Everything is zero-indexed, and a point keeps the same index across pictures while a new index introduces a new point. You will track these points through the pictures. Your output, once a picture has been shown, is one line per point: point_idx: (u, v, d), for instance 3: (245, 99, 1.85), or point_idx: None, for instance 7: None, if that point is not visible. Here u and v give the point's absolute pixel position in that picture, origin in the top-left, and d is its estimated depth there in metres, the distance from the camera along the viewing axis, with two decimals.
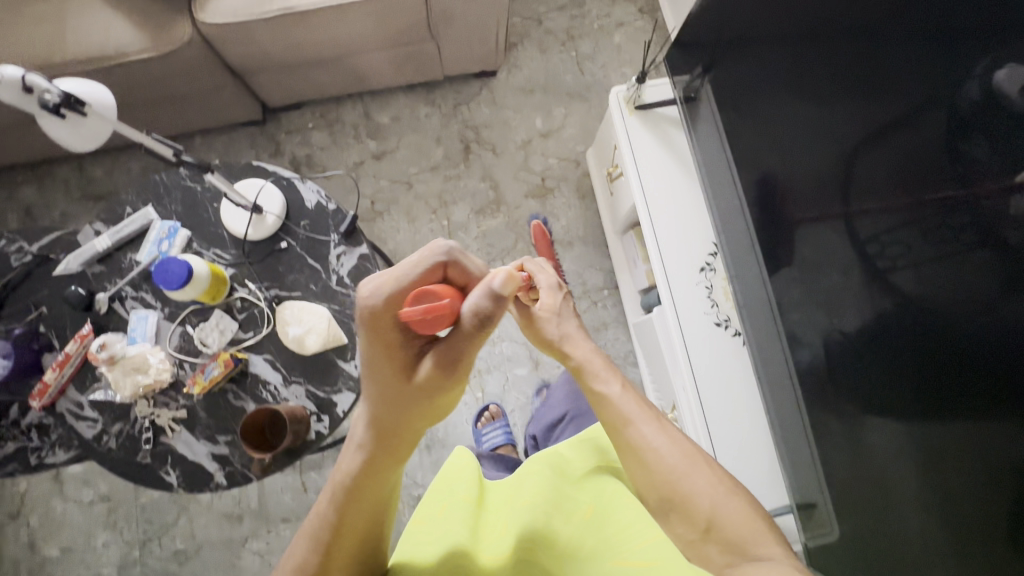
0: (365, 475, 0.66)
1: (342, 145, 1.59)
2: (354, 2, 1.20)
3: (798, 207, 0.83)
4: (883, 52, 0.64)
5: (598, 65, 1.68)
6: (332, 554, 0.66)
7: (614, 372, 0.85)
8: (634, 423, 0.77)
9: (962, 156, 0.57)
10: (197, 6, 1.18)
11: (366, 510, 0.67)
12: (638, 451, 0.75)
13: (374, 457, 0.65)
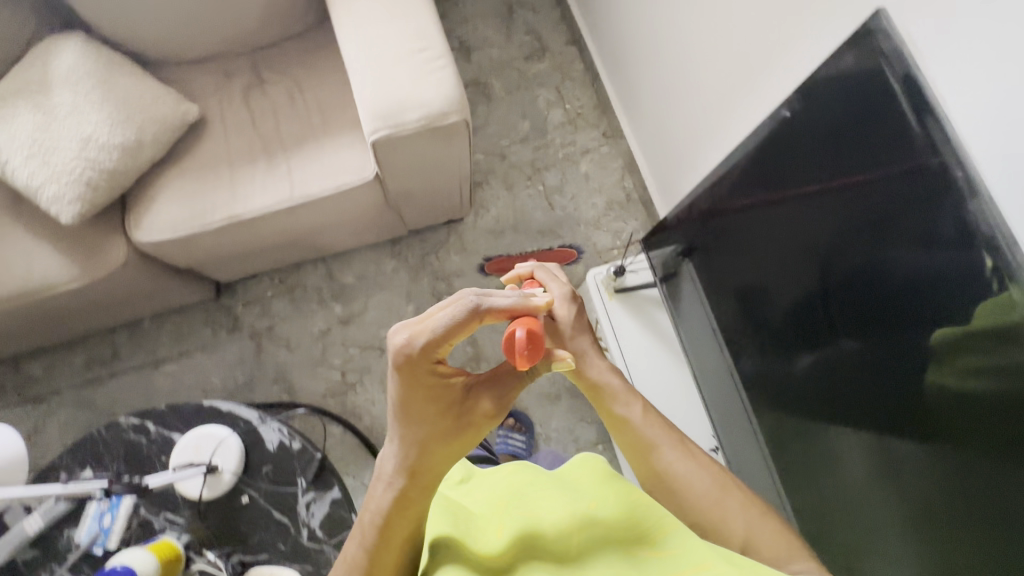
0: (395, 527, 0.57)
1: (305, 312, 1.49)
2: (303, 202, 1.12)
3: (786, 388, 0.72)
4: (844, 162, 0.55)
5: (567, 198, 1.63)
6: None
7: (633, 392, 0.71)
8: (662, 450, 0.67)
9: (937, 283, 0.47)
10: (133, 224, 1.09)
11: (395, 552, 0.57)
12: (654, 466, 0.67)
13: (407, 509, 0.57)
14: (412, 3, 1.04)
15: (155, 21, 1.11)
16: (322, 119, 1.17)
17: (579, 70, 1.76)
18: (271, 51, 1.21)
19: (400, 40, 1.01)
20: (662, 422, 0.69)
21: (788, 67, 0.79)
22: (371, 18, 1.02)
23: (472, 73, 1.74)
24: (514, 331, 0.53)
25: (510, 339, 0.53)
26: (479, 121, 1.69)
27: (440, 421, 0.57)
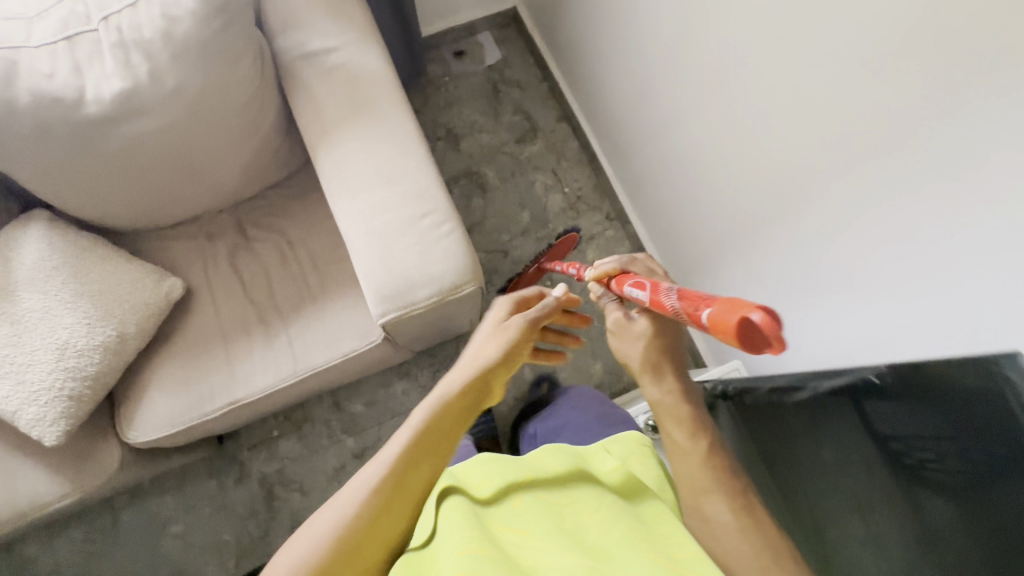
0: (411, 471, 0.57)
1: (315, 449, 1.40)
2: (309, 375, 1.03)
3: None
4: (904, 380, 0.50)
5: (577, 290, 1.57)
6: (380, 506, 0.55)
7: (694, 425, 0.63)
8: (710, 470, 0.59)
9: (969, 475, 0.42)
10: (123, 422, 1.00)
11: (419, 471, 0.58)
12: (698, 502, 0.58)
13: (431, 456, 0.58)
14: (408, 160, 0.95)
15: (123, 201, 0.98)
16: (318, 277, 1.07)
17: (574, 148, 1.68)
18: (254, 203, 1.11)
19: (401, 204, 0.93)
20: (722, 463, 0.61)
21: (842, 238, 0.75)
22: (367, 182, 0.94)
23: (462, 163, 1.65)
24: (749, 308, 0.44)
25: (740, 316, 0.44)
26: (476, 216, 1.60)
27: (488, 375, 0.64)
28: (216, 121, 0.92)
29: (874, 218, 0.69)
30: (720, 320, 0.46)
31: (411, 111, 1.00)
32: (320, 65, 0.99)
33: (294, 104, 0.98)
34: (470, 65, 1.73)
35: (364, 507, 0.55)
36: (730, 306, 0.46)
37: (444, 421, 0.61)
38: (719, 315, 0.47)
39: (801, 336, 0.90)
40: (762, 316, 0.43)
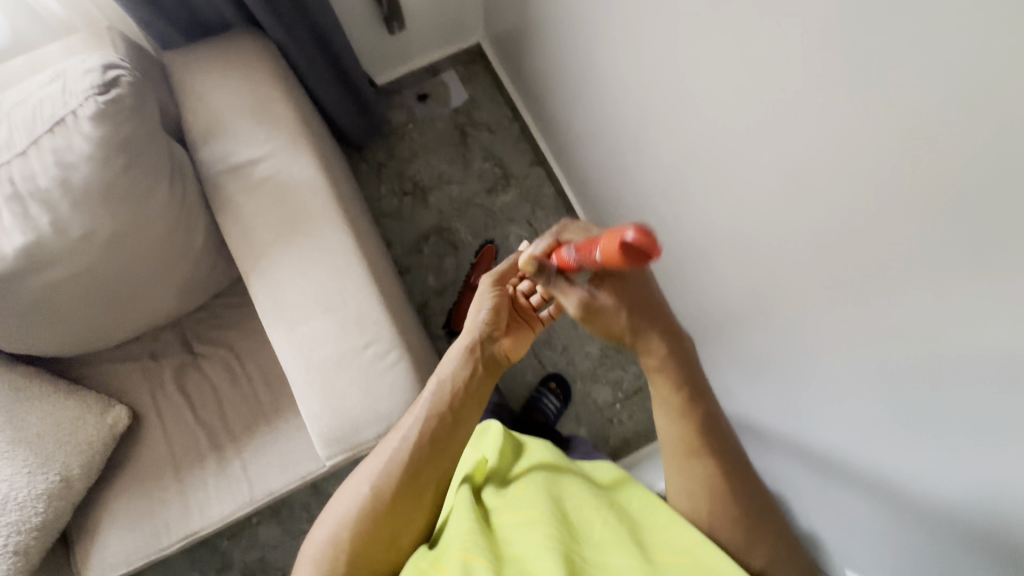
0: (420, 451, 0.73)
1: (296, 534, 1.37)
2: (267, 501, 0.98)
3: None
4: None
5: (559, 350, 1.50)
6: (414, 473, 0.72)
7: (677, 383, 0.73)
8: (682, 432, 0.73)
9: None
10: (80, 560, 0.96)
11: (439, 440, 0.73)
12: (671, 455, 0.74)
13: (433, 439, 0.73)
14: (348, 282, 0.87)
15: (58, 342, 0.92)
16: (271, 394, 1.02)
17: (550, 195, 1.58)
18: (200, 315, 1.05)
19: (342, 334, 0.86)
20: (696, 421, 0.73)
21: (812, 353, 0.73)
22: (306, 311, 0.87)
23: (432, 219, 1.56)
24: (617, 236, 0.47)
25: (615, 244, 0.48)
26: (450, 276, 1.52)
27: (473, 362, 0.76)
28: (137, 258, 0.85)
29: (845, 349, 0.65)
30: (610, 251, 0.49)
31: (352, 222, 0.92)
32: (248, 179, 0.90)
33: (222, 225, 0.90)
34: (435, 108, 1.62)
35: (405, 475, 0.72)
36: (612, 237, 0.49)
37: (440, 409, 0.74)
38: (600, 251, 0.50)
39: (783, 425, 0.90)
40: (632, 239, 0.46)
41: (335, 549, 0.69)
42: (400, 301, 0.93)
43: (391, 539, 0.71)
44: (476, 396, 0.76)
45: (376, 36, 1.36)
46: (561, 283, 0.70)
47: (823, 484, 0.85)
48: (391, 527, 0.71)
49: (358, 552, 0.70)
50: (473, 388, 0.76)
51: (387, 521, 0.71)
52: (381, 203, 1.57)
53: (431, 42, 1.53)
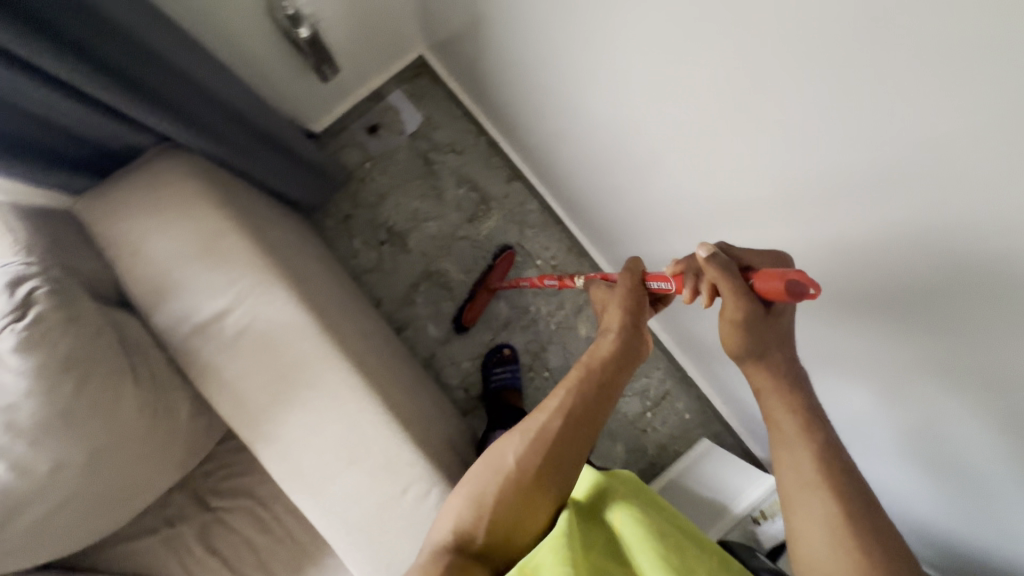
0: (559, 437, 0.65)
1: None
2: None
3: None
4: None
5: None
6: (561, 458, 0.64)
7: (810, 430, 0.58)
8: (801, 474, 0.57)
9: None
10: None
11: (590, 422, 0.66)
12: (778, 480, 0.59)
13: (569, 421, 0.66)
14: (367, 425, 0.78)
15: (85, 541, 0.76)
16: (308, 531, 0.95)
17: (535, 210, 1.46)
18: (208, 467, 0.96)
19: (376, 488, 0.78)
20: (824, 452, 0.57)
21: (858, 325, 0.66)
22: (328, 470, 0.78)
23: (418, 265, 1.43)
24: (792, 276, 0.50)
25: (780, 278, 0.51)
26: (451, 322, 1.42)
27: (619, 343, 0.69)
28: (124, 463, 0.73)
29: (895, 315, 0.59)
30: (769, 282, 0.52)
31: (350, 351, 0.82)
32: (221, 336, 0.78)
33: (207, 394, 0.79)
34: (390, 140, 1.45)
35: (549, 458, 0.64)
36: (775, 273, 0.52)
37: (584, 394, 0.67)
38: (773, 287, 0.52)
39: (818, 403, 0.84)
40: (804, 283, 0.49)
41: (459, 539, 0.61)
42: (426, 423, 0.85)
43: (522, 529, 0.62)
44: (611, 383, 0.68)
45: (311, 87, 1.18)
46: (728, 283, 0.57)
47: (863, 453, 0.82)
48: (523, 519, 0.62)
49: (487, 539, 0.61)
50: (615, 372, 0.68)
51: (522, 508, 0.62)
52: (359, 260, 1.42)
53: (369, 70, 1.34)
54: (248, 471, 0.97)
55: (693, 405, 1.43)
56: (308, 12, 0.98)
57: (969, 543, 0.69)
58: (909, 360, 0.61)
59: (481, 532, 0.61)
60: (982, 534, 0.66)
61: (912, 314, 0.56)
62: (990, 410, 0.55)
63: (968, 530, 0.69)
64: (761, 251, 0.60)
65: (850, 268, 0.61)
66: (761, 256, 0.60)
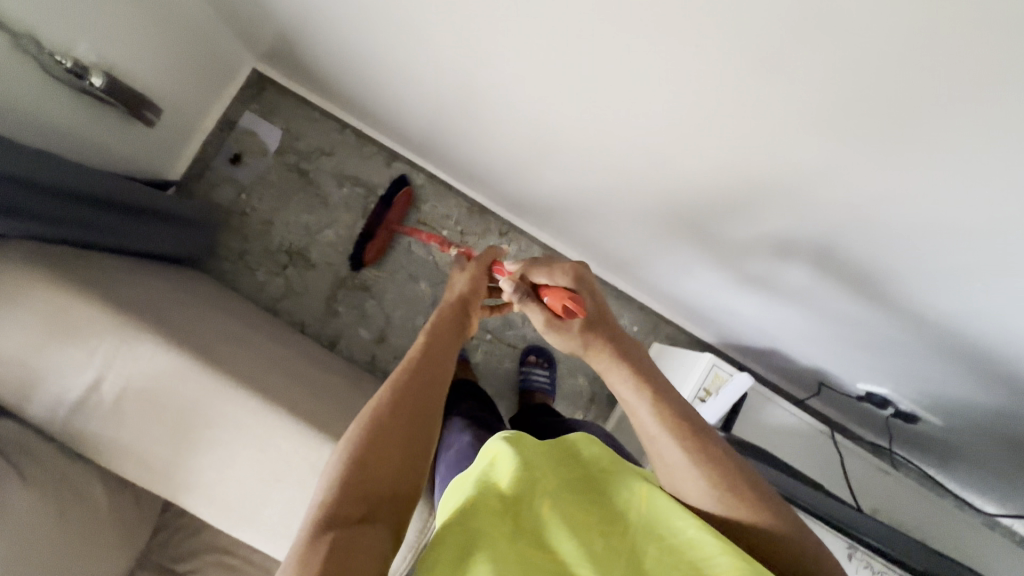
0: (413, 392, 0.61)
1: None
2: None
3: None
4: None
5: (520, 324, 1.44)
6: (412, 406, 0.60)
7: (642, 383, 0.60)
8: (649, 426, 0.58)
9: None
10: None
11: (431, 372, 0.63)
12: (631, 420, 0.60)
13: (424, 370, 0.63)
14: (279, 440, 0.77)
15: None
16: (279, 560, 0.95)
17: (424, 183, 1.43)
18: (162, 536, 0.94)
19: (308, 494, 0.77)
20: (680, 417, 0.58)
21: (681, 177, 0.73)
22: (255, 496, 0.77)
23: (328, 276, 1.41)
24: (568, 301, 0.62)
25: (562, 301, 0.63)
26: (380, 319, 1.41)
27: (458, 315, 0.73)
28: (45, 559, 0.72)
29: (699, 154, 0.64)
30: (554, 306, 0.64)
31: (242, 376, 0.80)
32: (102, 407, 0.75)
33: (111, 466, 0.77)
34: (258, 163, 1.41)
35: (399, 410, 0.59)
36: (554, 297, 0.64)
37: (419, 352, 0.65)
38: (558, 303, 0.63)
39: (702, 244, 0.91)
40: (574, 307, 0.62)
41: (331, 509, 0.50)
42: (344, 419, 0.84)
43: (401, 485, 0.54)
44: (454, 347, 0.68)
45: (140, 136, 1.13)
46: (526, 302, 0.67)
47: (757, 273, 0.88)
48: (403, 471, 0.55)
49: (369, 500, 0.52)
50: (455, 335, 0.69)
51: (403, 462, 0.55)
52: (267, 291, 1.39)
53: (204, 97, 1.29)
54: (204, 527, 0.96)
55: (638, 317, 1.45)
56: (91, 60, 0.93)
57: (853, 313, 0.78)
58: (731, 187, 0.68)
59: (361, 498, 0.52)
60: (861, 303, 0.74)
61: (706, 146, 0.62)
62: (808, 194, 0.59)
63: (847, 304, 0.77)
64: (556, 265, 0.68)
65: (652, 127, 0.65)
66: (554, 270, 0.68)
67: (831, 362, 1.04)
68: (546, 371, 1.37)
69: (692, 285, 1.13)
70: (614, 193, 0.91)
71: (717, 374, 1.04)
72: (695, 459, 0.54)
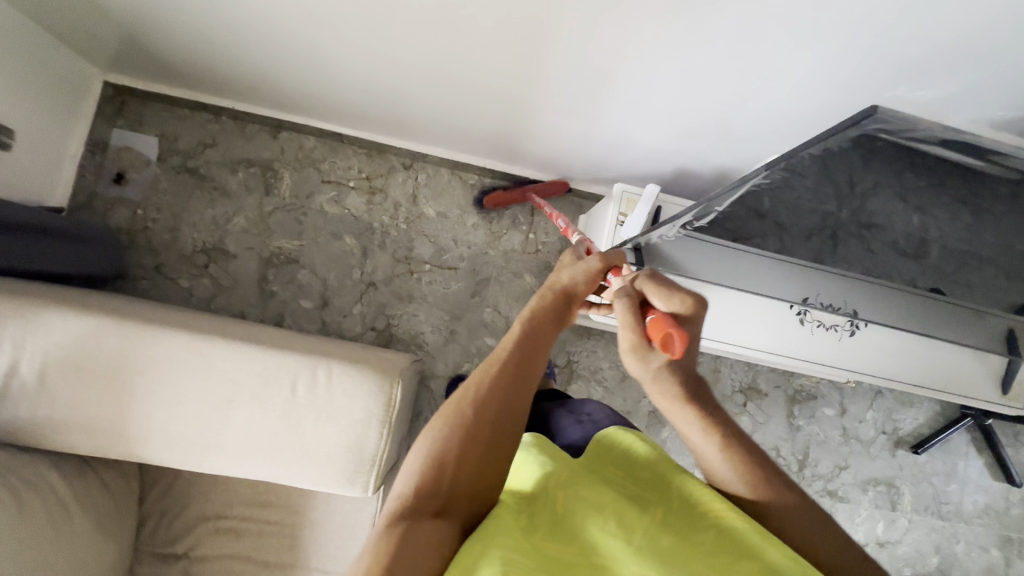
0: (507, 393, 0.61)
1: None
2: None
3: (816, 244, 0.84)
4: (869, 203, 0.68)
5: (453, 245, 1.45)
6: (513, 407, 0.61)
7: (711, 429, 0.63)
8: (719, 472, 0.61)
9: (900, 216, 0.69)
10: None
11: (528, 375, 0.63)
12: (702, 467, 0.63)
13: (519, 373, 0.63)
14: (221, 363, 0.77)
15: None
16: (278, 506, 0.95)
17: (316, 144, 1.43)
18: (150, 525, 0.92)
19: (268, 403, 0.77)
20: (751, 463, 0.60)
21: None
22: (216, 423, 0.77)
23: (253, 261, 1.39)
24: (670, 334, 0.56)
25: (663, 333, 0.57)
26: (318, 286, 1.40)
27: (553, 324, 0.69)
28: (12, 549, 0.69)
29: None
30: (652, 329, 0.59)
31: (163, 321, 0.79)
32: (26, 389, 0.73)
33: (61, 442, 0.75)
34: (142, 177, 1.38)
35: (499, 409, 0.60)
36: (655, 323, 0.59)
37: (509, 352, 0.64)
38: (657, 327, 0.58)
39: (555, 68, 0.95)
40: (676, 341, 0.56)
41: (420, 493, 0.54)
42: (280, 338, 0.84)
43: (481, 476, 0.57)
44: (541, 354, 0.66)
45: None
46: (621, 310, 0.63)
47: (612, 74, 0.94)
48: (485, 471, 0.57)
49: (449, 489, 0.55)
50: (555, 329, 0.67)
51: (484, 461, 0.57)
52: (197, 295, 1.36)
53: (60, 120, 1.25)
54: (190, 504, 0.94)
55: (560, 204, 1.49)
56: None
57: (703, 60, 0.84)
58: None
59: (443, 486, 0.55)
60: (702, 41, 0.80)
61: None
62: None
63: (688, 55, 0.84)
64: (677, 290, 0.63)
65: None
66: (674, 293, 0.63)
67: (730, 153, 1.11)
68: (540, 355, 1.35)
69: (578, 132, 1.17)
70: (468, 49, 0.93)
71: (629, 199, 1.18)
72: (758, 492, 0.58)
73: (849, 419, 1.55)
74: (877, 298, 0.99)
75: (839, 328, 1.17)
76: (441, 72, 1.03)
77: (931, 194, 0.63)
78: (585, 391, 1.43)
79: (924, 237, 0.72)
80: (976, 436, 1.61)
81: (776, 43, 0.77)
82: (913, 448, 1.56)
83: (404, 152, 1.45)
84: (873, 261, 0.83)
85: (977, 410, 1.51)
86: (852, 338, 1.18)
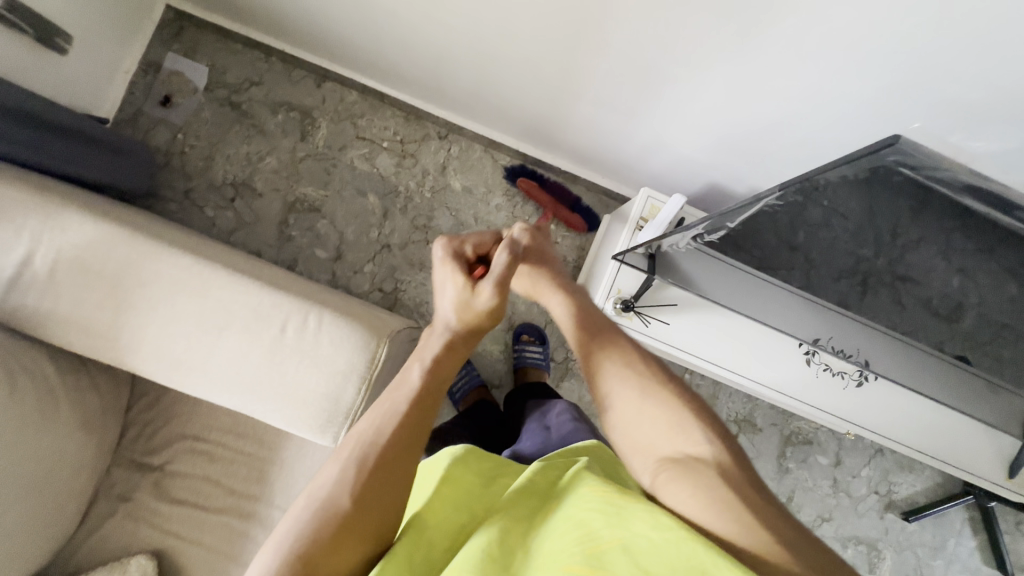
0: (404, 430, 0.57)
1: None
2: None
3: (847, 286, 0.78)
4: (909, 257, 0.64)
5: (473, 221, 1.44)
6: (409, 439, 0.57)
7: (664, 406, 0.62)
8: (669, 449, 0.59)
9: (938, 276, 0.65)
10: None
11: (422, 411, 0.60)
12: (643, 454, 0.60)
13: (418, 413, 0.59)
14: (218, 292, 0.79)
15: (45, 491, 0.81)
16: (252, 439, 0.97)
17: (357, 99, 1.44)
18: (132, 434, 0.96)
19: (253, 340, 0.79)
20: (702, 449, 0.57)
21: None
22: (203, 349, 0.79)
23: (277, 203, 1.41)
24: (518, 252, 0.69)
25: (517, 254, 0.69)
26: (334, 238, 1.42)
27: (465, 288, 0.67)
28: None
29: None
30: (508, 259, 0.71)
31: (173, 242, 0.81)
32: (36, 280, 0.76)
33: (60, 338, 0.79)
34: (187, 103, 1.41)
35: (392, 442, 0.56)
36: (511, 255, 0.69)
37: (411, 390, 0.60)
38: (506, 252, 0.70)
39: (601, 60, 0.92)
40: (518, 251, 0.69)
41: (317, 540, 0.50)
42: (280, 279, 0.85)
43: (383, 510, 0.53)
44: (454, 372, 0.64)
45: (55, 70, 1.13)
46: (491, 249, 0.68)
47: (657, 75, 0.91)
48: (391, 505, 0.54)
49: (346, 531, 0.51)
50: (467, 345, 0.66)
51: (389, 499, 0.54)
52: (219, 226, 1.40)
53: (119, 35, 1.28)
54: (172, 421, 0.97)
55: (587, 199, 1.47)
56: None
57: (752, 74, 0.81)
58: None
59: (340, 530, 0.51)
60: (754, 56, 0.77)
61: None
62: None
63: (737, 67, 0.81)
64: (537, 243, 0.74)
65: None
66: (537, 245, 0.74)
67: (767, 177, 1.07)
68: (539, 348, 1.36)
69: (615, 129, 1.15)
70: (517, 27, 0.92)
71: (652, 204, 1.17)
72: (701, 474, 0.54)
73: (842, 471, 1.50)
74: (893, 352, 0.94)
75: (846, 375, 1.12)
76: (487, 47, 1.01)
77: (977, 263, 0.58)
78: (576, 389, 1.42)
79: (960, 302, 0.67)
80: (975, 515, 1.53)
81: (833, 69, 0.73)
82: (904, 514, 1.50)
83: (442, 121, 1.44)
84: (897, 314, 0.78)
85: (980, 490, 1.44)
86: (858, 389, 1.14)
